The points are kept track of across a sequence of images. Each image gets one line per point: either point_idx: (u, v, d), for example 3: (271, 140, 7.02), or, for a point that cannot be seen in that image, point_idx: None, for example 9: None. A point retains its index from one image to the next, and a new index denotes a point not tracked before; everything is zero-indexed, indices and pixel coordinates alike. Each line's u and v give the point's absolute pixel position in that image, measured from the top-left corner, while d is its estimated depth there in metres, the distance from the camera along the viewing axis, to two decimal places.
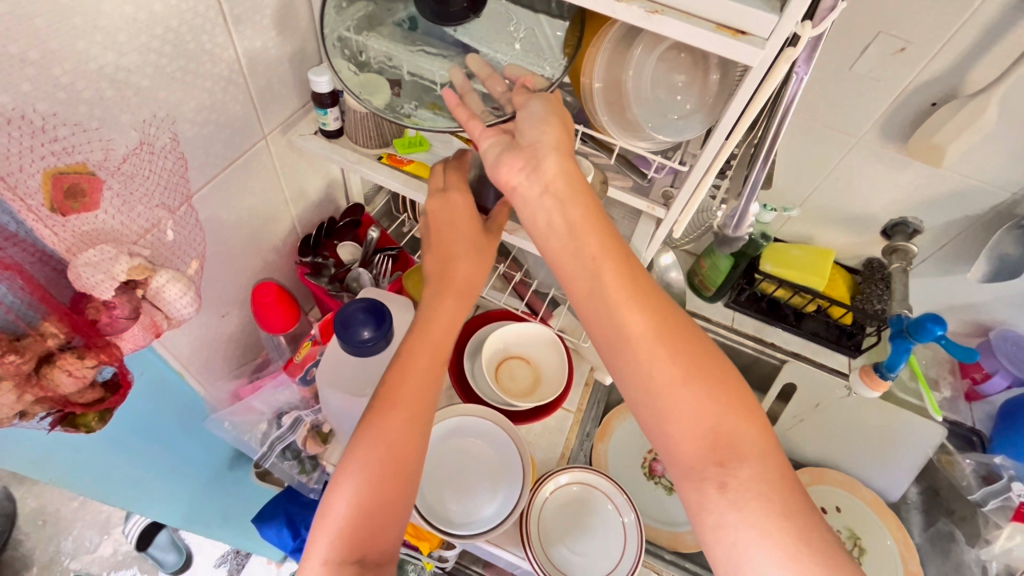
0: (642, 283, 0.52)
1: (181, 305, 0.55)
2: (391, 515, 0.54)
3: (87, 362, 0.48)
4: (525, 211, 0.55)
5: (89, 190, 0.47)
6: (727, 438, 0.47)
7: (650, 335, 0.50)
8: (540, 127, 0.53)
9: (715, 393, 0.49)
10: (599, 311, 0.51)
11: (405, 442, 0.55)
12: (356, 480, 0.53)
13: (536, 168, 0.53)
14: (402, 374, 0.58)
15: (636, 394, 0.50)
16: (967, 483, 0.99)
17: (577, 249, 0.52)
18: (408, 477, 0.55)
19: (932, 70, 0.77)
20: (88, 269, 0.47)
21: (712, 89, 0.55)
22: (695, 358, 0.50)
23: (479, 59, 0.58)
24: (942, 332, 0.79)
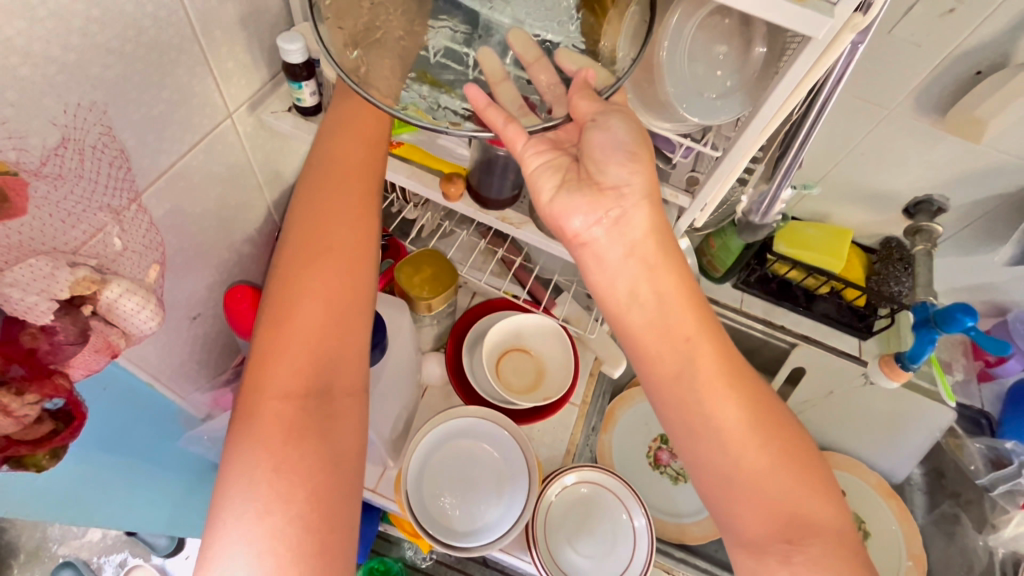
0: (738, 367, 0.49)
1: (140, 320, 0.47)
2: (330, 382, 0.50)
3: (29, 398, 0.40)
4: (598, 271, 0.51)
5: (12, 192, 0.37)
6: (802, 517, 0.44)
7: (741, 421, 0.47)
8: (627, 168, 0.48)
9: (800, 478, 0.46)
10: (683, 395, 0.48)
11: (318, 312, 0.51)
12: (276, 358, 0.50)
13: (624, 220, 0.49)
14: (296, 242, 0.53)
15: (708, 472, 0.47)
16: (975, 467, 0.97)
17: (666, 326, 0.49)
18: (335, 338, 0.51)
19: (981, 35, 0.69)
20: (17, 291, 0.38)
21: (755, 65, 0.47)
22: (785, 445, 0.47)
23: (525, 39, 0.47)
24: (973, 324, 0.75)
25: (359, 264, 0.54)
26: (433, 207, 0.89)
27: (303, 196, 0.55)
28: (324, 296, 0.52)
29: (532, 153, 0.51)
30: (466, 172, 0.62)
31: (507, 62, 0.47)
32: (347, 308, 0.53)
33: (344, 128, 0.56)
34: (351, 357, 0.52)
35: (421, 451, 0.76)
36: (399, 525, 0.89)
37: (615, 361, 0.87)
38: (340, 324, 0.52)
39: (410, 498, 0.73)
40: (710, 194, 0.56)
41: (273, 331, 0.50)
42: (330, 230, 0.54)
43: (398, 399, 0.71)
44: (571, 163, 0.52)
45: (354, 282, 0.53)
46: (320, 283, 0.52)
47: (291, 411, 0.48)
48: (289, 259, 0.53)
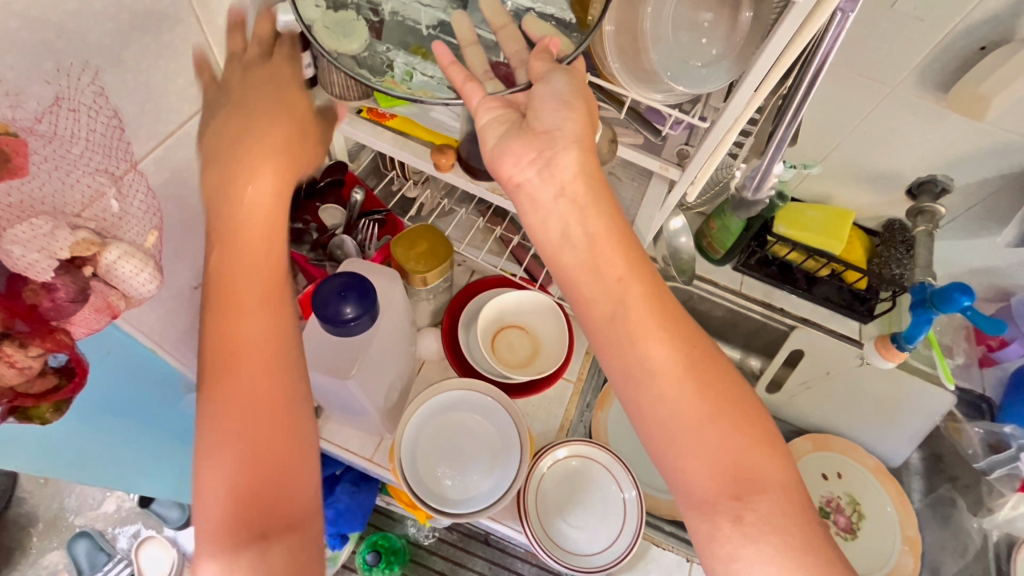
0: (674, 313, 0.49)
1: (138, 282, 0.49)
2: (266, 513, 0.45)
3: (31, 351, 0.42)
4: (558, 247, 0.50)
5: (11, 151, 0.39)
6: (748, 470, 0.44)
7: (677, 368, 0.47)
8: (562, 113, 0.49)
9: (742, 427, 0.46)
10: (619, 336, 0.48)
11: (236, 432, 0.46)
12: (212, 427, 0.46)
13: (550, 164, 0.49)
14: (222, 296, 0.49)
15: (650, 424, 0.47)
16: (972, 451, 0.97)
17: (598, 267, 0.48)
18: (267, 460, 0.46)
19: (986, 9, 0.67)
20: (18, 247, 0.40)
21: (742, 31, 0.47)
22: (726, 394, 0.47)
23: (496, 4, 0.51)
24: (970, 303, 0.75)
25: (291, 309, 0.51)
26: (432, 185, 0.90)
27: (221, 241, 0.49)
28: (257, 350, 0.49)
29: (488, 108, 0.51)
30: (457, 144, 0.62)
31: (482, 26, 0.51)
32: (284, 360, 0.50)
33: (235, 190, 0.49)
34: (299, 408, 0.50)
35: (415, 422, 0.78)
36: (397, 495, 0.92)
37: None
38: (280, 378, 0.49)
39: (403, 463, 0.75)
40: (699, 165, 0.56)
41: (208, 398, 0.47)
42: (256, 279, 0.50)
43: (390, 371, 0.71)
44: (519, 116, 0.52)
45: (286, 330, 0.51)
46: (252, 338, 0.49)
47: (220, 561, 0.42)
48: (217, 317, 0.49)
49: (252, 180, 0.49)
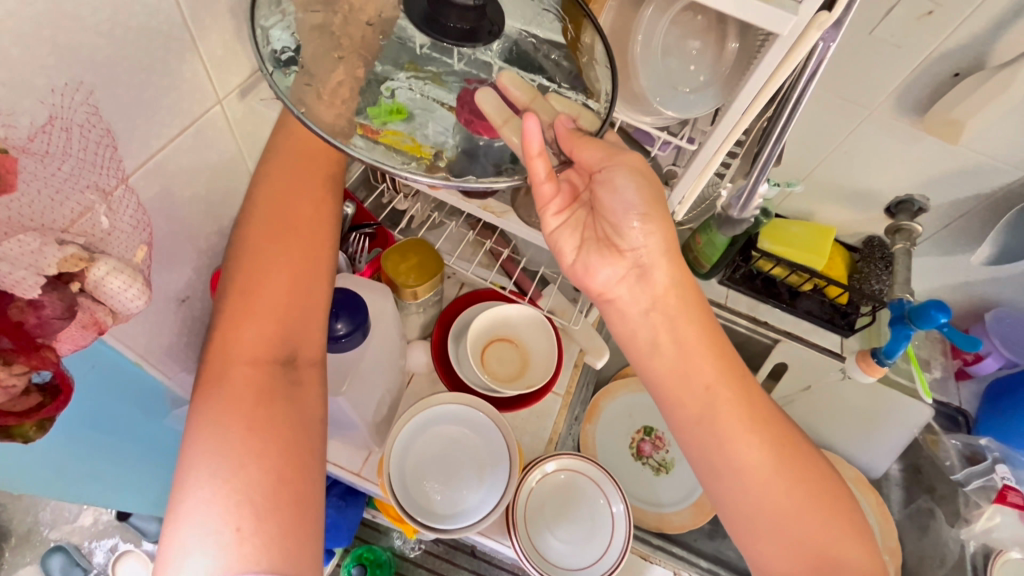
0: (760, 410, 0.53)
1: (126, 298, 0.48)
2: (294, 350, 0.56)
3: (16, 369, 0.42)
4: (624, 327, 0.56)
5: (2, 171, 0.39)
6: (829, 556, 0.48)
7: (764, 466, 0.51)
8: (645, 234, 0.53)
9: (829, 519, 0.50)
10: (705, 434, 0.52)
11: (285, 281, 0.57)
12: (239, 328, 0.54)
13: (643, 280, 0.54)
14: (260, 228, 0.57)
15: (733, 513, 0.51)
16: (949, 463, 1.00)
17: (688, 374, 0.53)
18: (300, 308, 0.57)
19: (959, 37, 0.70)
20: (5, 265, 0.40)
21: (728, 60, 0.48)
22: (811, 487, 0.51)
23: (515, 76, 0.49)
24: (946, 320, 0.77)
25: (324, 251, 0.60)
26: (423, 198, 0.91)
27: (264, 188, 0.59)
28: (286, 278, 0.57)
29: (554, 212, 0.55)
30: None
31: (503, 100, 0.48)
32: (308, 293, 0.58)
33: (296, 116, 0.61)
34: (316, 326, 0.58)
35: (405, 435, 0.78)
36: (385, 509, 0.91)
37: (598, 352, 0.88)
38: (302, 307, 0.57)
39: (392, 480, 0.74)
40: (687, 186, 0.57)
41: (235, 304, 0.55)
42: (296, 220, 0.59)
43: (379, 387, 0.70)
44: (588, 213, 0.56)
45: (317, 267, 0.59)
46: (282, 267, 0.57)
47: (257, 376, 0.53)
48: (253, 241, 0.57)
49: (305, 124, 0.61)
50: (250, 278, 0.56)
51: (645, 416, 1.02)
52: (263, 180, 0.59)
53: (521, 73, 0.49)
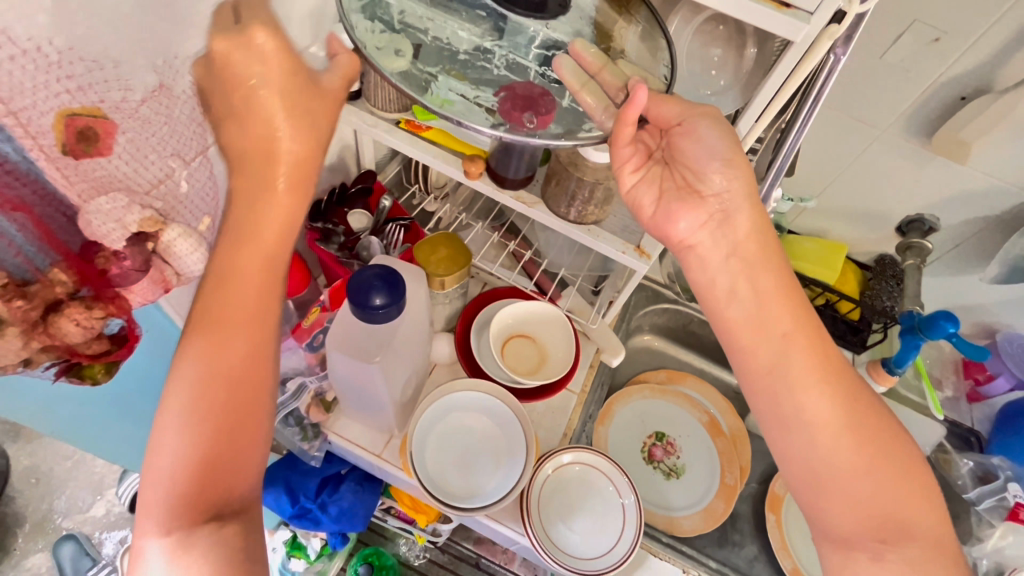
0: (833, 362, 0.54)
1: (191, 261, 0.53)
2: (231, 479, 0.47)
3: (96, 313, 0.47)
4: (703, 274, 0.58)
5: (101, 134, 0.45)
6: (898, 519, 0.49)
7: (834, 418, 0.51)
8: (725, 180, 0.55)
9: (902, 483, 0.50)
10: (776, 387, 0.53)
11: (222, 391, 0.47)
12: (172, 445, 0.46)
13: (726, 227, 0.56)
14: (178, 402, 0.47)
15: (798, 467, 0.52)
16: (961, 482, 0.99)
17: (767, 323, 0.54)
18: (240, 424, 0.48)
19: (966, 63, 0.75)
20: (98, 218, 0.45)
21: (748, 64, 0.54)
22: (882, 449, 0.51)
23: (584, 46, 0.53)
24: (955, 330, 0.79)
25: (256, 413, 0.49)
26: (451, 201, 0.98)
27: (186, 352, 0.47)
28: (200, 459, 0.46)
29: (631, 169, 0.59)
30: (487, 154, 0.66)
31: (574, 63, 0.52)
32: (234, 464, 0.47)
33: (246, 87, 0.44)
34: (255, 443, 0.49)
35: (426, 419, 0.81)
36: (400, 498, 0.97)
37: (614, 351, 0.92)
38: (229, 484, 0.47)
39: (415, 458, 0.78)
40: None
41: (150, 498, 0.45)
42: (216, 388, 0.47)
43: (409, 365, 0.74)
44: (662, 166, 0.59)
45: (247, 434, 0.48)
46: (198, 448, 0.46)
47: (188, 507, 0.44)
48: (170, 422, 0.46)
49: (263, 123, 0.45)
50: (164, 468, 0.45)
51: (657, 421, 1.05)
52: (184, 346, 0.48)
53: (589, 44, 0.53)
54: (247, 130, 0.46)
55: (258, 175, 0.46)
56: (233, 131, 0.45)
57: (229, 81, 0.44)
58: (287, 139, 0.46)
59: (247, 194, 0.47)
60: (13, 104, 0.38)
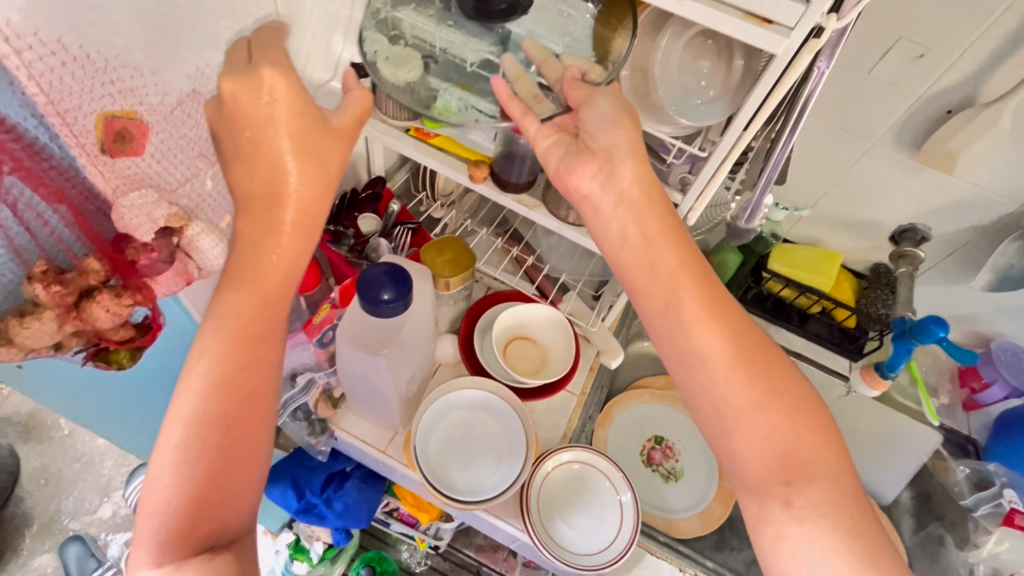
0: (719, 298, 0.53)
1: (212, 256, 0.57)
2: (223, 513, 0.47)
3: (124, 301, 0.50)
4: (598, 221, 0.58)
5: (136, 134, 0.48)
6: (798, 458, 0.47)
7: (725, 353, 0.50)
8: (613, 132, 0.57)
9: (798, 418, 0.48)
10: (671, 325, 0.53)
11: (217, 428, 0.47)
12: (166, 481, 0.46)
13: (611, 174, 0.58)
14: (171, 440, 0.46)
15: (704, 409, 0.51)
16: (959, 488, 1.01)
17: (655, 263, 0.54)
18: (234, 460, 0.47)
19: (950, 77, 0.78)
20: (131, 211, 0.49)
21: (736, 76, 0.57)
22: (776, 384, 0.49)
23: (537, 46, 0.60)
24: (945, 334, 0.81)
25: (252, 450, 0.48)
26: (457, 208, 1.02)
27: (183, 391, 0.47)
28: (192, 497, 0.45)
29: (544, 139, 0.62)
30: (490, 160, 0.70)
31: (520, 59, 0.60)
32: (226, 501, 0.47)
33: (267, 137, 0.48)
34: (250, 479, 0.48)
35: (428, 417, 0.83)
36: (403, 497, 0.98)
37: (613, 352, 0.95)
38: (221, 519, 0.47)
39: (418, 453, 0.80)
40: (698, 193, 0.66)
41: (141, 536, 0.45)
42: (209, 428, 0.47)
43: (415, 360, 0.77)
44: (572, 138, 0.62)
45: (240, 472, 0.48)
46: (190, 486, 0.46)
47: (179, 542, 0.45)
48: (164, 459, 0.46)
49: (272, 170, 0.49)
50: (157, 507, 0.45)
51: (656, 425, 1.06)
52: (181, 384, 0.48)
53: (543, 42, 0.60)
54: (255, 173, 0.49)
55: (265, 220, 0.49)
56: (243, 174, 0.49)
57: (236, 121, 0.47)
58: (296, 182, 0.49)
59: (254, 235, 0.49)
60: (61, 105, 0.41)
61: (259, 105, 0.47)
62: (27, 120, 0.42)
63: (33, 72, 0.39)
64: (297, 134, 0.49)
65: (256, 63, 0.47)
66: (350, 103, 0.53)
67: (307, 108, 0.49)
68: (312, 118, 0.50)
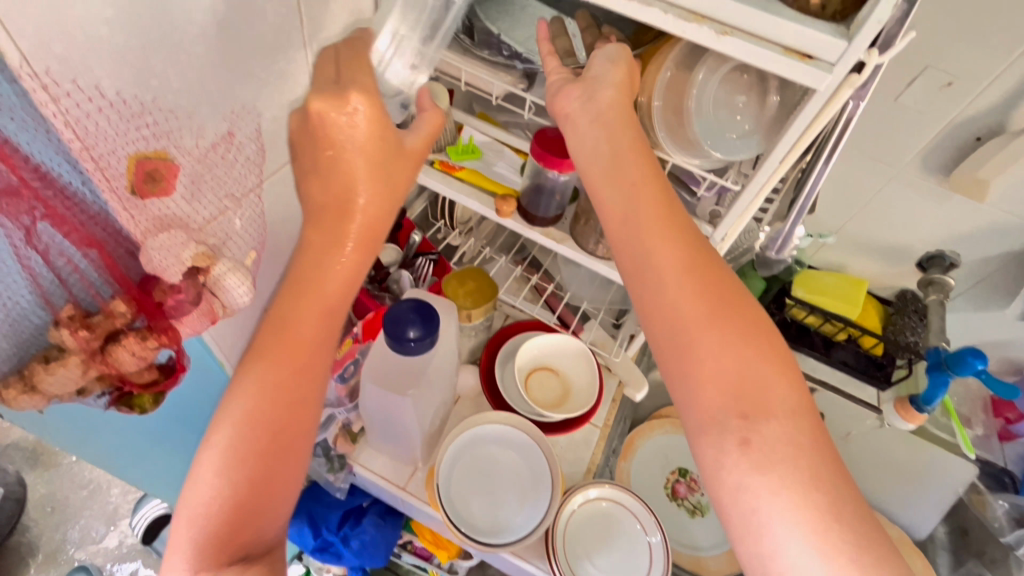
0: (680, 216, 0.50)
1: (237, 294, 0.55)
2: (255, 520, 0.47)
3: (149, 343, 0.48)
4: (571, 136, 0.55)
5: (166, 175, 0.47)
6: (755, 390, 0.45)
7: (681, 271, 0.48)
8: (609, 66, 0.54)
9: (755, 346, 0.46)
10: (629, 237, 0.50)
11: (263, 438, 0.47)
12: (211, 487, 0.46)
13: (592, 97, 0.53)
14: (219, 446, 0.47)
15: (658, 330, 0.48)
16: (999, 524, 0.97)
17: (618, 177, 0.51)
18: (276, 471, 0.48)
19: (979, 104, 0.77)
20: (159, 253, 0.48)
21: (771, 110, 0.56)
22: (731, 308, 0.47)
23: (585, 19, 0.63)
24: (984, 367, 0.80)
25: (294, 461, 0.49)
26: (475, 236, 1.01)
27: (235, 397, 0.48)
28: (234, 505, 0.46)
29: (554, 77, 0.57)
30: (518, 194, 0.69)
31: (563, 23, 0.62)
32: (264, 508, 0.48)
33: (340, 154, 0.48)
34: (286, 490, 0.49)
35: (452, 452, 0.81)
36: (421, 533, 0.95)
37: (638, 385, 0.93)
38: (256, 524, 0.47)
39: (441, 491, 0.78)
40: (730, 225, 0.64)
41: (180, 540, 0.46)
42: (259, 437, 0.47)
43: (439, 397, 0.76)
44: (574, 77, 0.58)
45: (278, 483, 0.48)
46: (231, 494, 0.46)
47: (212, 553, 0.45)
48: (209, 463, 0.47)
49: (341, 182, 0.48)
50: (198, 509, 0.46)
51: (680, 457, 1.03)
52: (234, 391, 0.48)
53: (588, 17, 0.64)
54: (330, 187, 0.49)
55: (331, 231, 0.49)
56: (316, 186, 0.49)
57: (320, 140, 0.48)
58: (364, 200, 0.49)
59: (318, 245, 0.49)
60: (94, 150, 0.41)
61: (341, 125, 0.47)
62: (61, 167, 0.41)
63: (69, 118, 0.39)
64: (375, 151, 0.48)
65: (346, 86, 0.47)
66: (425, 123, 0.54)
67: (386, 135, 0.49)
68: (391, 142, 0.49)
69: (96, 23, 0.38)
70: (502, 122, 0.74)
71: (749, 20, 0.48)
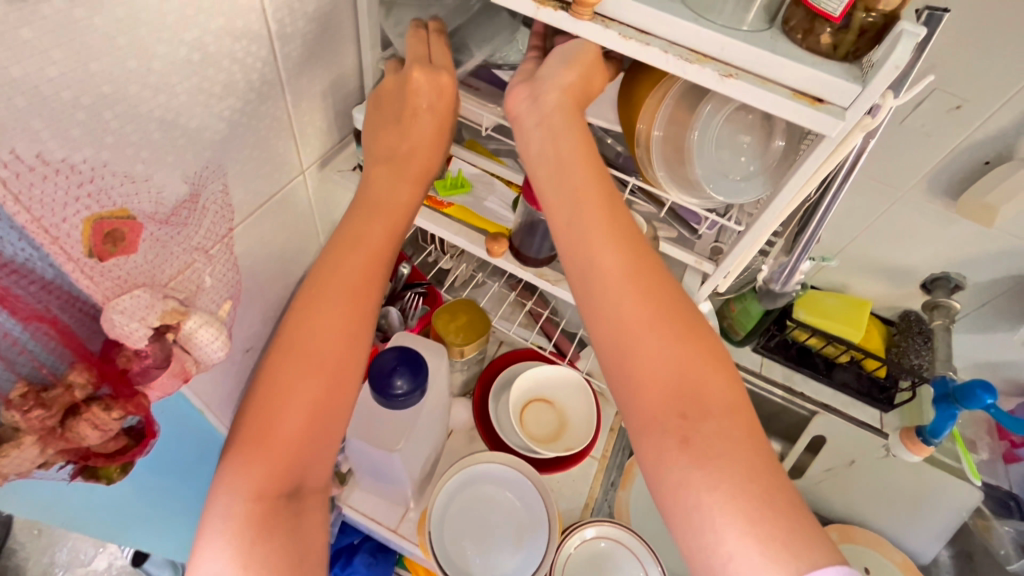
0: (623, 212, 0.47)
1: (211, 349, 0.51)
2: (315, 436, 0.48)
3: (114, 414, 0.44)
4: (520, 138, 0.51)
5: (129, 235, 0.44)
6: (694, 390, 0.42)
7: (624, 272, 0.45)
8: (561, 67, 0.50)
9: (696, 350, 0.44)
10: (571, 239, 0.47)
11: (326, 354, 0.50)
12: (276, 404, 0.48)
13: (539, 97, 0.50)
14: (280, 366, 0.49)
15: (600, 333, 0.45)
16: (1005, 552, 0.99)
17: (561, 178, 0.48)
18: (338, 388, 0.50)
19: (988, 128, 0.74)
20: (122, 317, 0.44)
21: (774, 155, 0.54)
22: (673, 312, 0.45)
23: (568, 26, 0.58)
24: (992, 401, 0.78)
25: (354, 380, 0.51)
26: (466, 258, 0.94)
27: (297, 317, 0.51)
28: (298, 420, 0.48)
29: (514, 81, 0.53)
30: (510, 232, 0.67)
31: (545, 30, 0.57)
32: (324, 428, 0.49)
33: (410, 106, 0.54)
34: (344, 411, 0.51)
35: (445, 493, 0.78)
36: (415, 570, 0.92)
37: None
38: (315, 441, 0.48)
39: (433, 538, 0.75)
40: (731, 265, 0.61)
41: (239, 458, 0.47)
42: (325, 352, 0.50)
43: (428, 437, 0.73)
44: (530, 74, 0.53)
45: (337, 402, 0.50)
46: (296, 410, 0.48)
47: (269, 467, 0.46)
48: (274, 379, 0.49)
49: (412, 130, 0.55)
50: (261, 423, 0.48)
51: None
52: (298, 312, 0.52)
53: None
54: (405, 136, 0.55)
55: (400, 171, 0.55)
56: (393, 135, 0.55)
57: (408, 97, 0.53)
58: (432, 152, 0.56)
59: (383, 182, 0.55)
60: (45, 221, 0.37)
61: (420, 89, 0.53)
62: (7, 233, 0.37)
63: (14, 191, 0.35)
64: (441, 108, 0.54)
65: (442, 66, 0.53)
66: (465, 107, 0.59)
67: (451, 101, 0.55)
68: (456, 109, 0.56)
69: (37, 83, 0.34)
70: (492, 149, 0.68)
71: (756, 62, 0.44)
